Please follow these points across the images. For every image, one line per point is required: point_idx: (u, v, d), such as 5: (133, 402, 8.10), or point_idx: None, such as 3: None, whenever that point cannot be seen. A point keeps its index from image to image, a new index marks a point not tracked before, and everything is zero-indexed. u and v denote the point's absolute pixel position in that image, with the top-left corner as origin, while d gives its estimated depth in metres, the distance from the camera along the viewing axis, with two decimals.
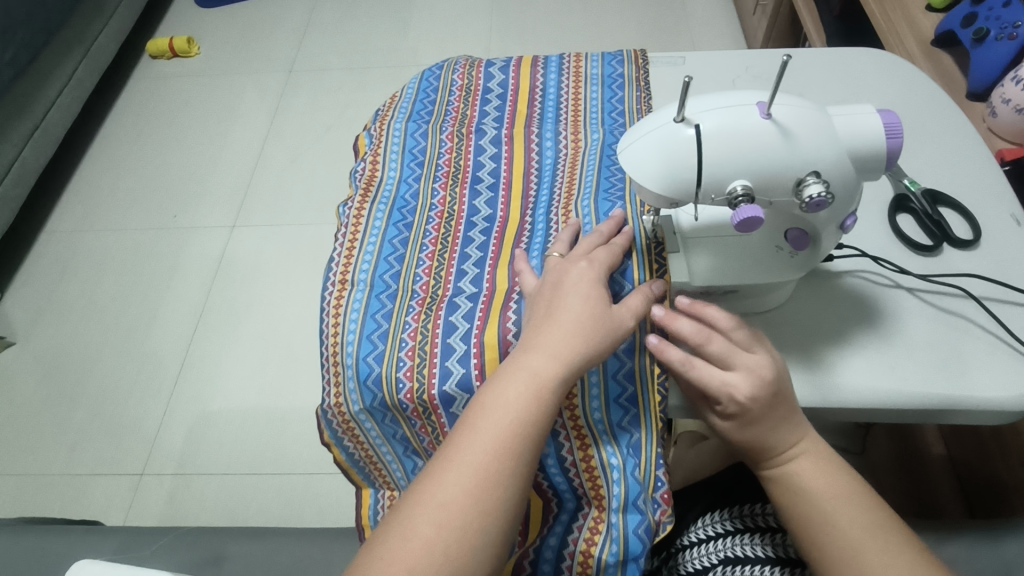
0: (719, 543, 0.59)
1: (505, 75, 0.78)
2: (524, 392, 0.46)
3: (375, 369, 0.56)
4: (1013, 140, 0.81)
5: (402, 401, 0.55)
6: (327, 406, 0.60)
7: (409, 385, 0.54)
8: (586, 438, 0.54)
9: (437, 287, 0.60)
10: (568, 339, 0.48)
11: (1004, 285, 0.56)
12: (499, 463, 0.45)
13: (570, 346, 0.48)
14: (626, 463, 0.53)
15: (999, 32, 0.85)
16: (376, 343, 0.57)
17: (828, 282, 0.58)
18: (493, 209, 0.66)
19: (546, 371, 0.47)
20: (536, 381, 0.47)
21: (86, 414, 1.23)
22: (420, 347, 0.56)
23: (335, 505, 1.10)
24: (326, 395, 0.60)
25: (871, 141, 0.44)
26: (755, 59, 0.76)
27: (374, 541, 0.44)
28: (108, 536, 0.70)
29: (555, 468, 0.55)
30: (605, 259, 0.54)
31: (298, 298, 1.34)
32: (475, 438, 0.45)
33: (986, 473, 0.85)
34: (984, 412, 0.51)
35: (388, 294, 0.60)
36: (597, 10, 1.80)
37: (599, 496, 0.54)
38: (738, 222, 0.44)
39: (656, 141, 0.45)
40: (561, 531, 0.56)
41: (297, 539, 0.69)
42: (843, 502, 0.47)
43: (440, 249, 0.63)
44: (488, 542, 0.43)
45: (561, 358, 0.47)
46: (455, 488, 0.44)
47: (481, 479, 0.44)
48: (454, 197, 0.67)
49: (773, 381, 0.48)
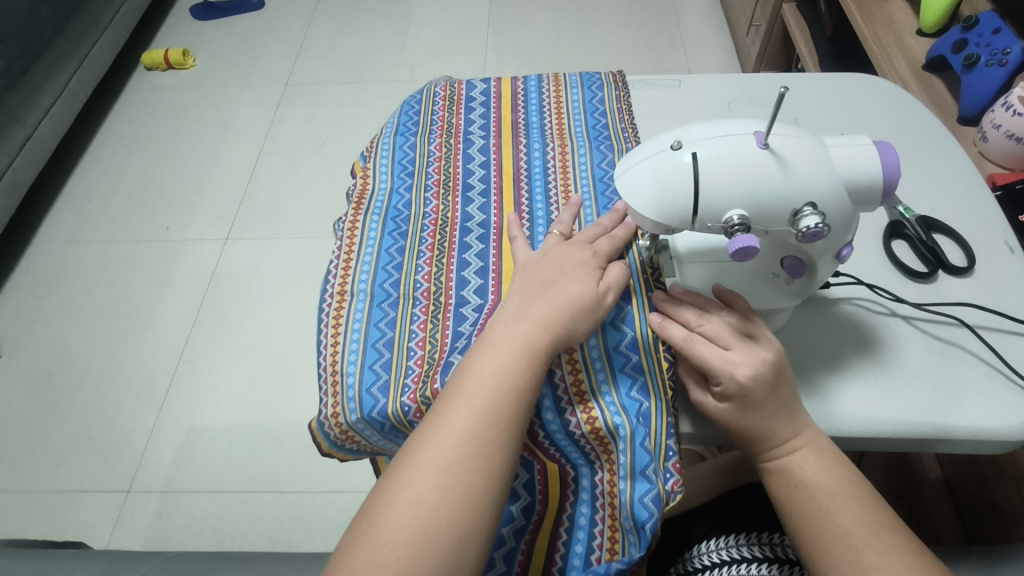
0: (726, 570, 0.58)
1: (487, 85, 0.79)
2: (518, 360, 0.47)
3: (382, 377, 0.56)
4: (1004, 164, 0.82)
5: (405, 404, 0.54)
6: (323, 418, 0.56)
7: (415, 386, 0.54)
8: (584, 391, 0.52)
9: (439, 293, 0.60)
10: (559, 312, 0.49)
11: (1001, 314, 0.56)
12: (497, 427, 0.45)
13: (559, 319, 0.49)
14: (635, 433, 0.50)
15: (988, 58, 0.86)
16: (382, 352, 0.57)
17: (825, 309, 0.58)
18: (487, 215, 0.66)
19: (539, 338, 0.48)
20: (528, 349, 0.48)
21: (72, 428, 1.21)
22: (429, 355, 0.56)
23: (325, 525, 1.09)
24: (322, 407, 0.57)
25: (867, 173, 0.44)
26: (751, 84, 0.76)
27: (376, 505, 0.44)
28: (92, 559, 0.68)
29: (561, 435, 0.52)
30: (608, 249, 0.55)
31: (292, 312, 1.33)
32: (475, 401, 0.46)
33: (980, 495, 0.84)
34: (980, 443, 0.51)
35: (389, 302, 0.60)
36: (592, 28, 1.83)
37: (610, 458, 0.52)
38: (734, 250, 0.43)
39: (654, 168, 0.45)
40: (587, 496, 0.54)
41: (288, 564, 0.68)
42: (829, 489, 0.47)
43: (438, 255, 0.63)
44: (489, 500, 0.44)
45: (551, 330, 0.48)
46: (457, 450, 0.44)
47: (482, 442, 0.45)
48: (447, 206, 0.67)
49: (774, 363, 0.47)
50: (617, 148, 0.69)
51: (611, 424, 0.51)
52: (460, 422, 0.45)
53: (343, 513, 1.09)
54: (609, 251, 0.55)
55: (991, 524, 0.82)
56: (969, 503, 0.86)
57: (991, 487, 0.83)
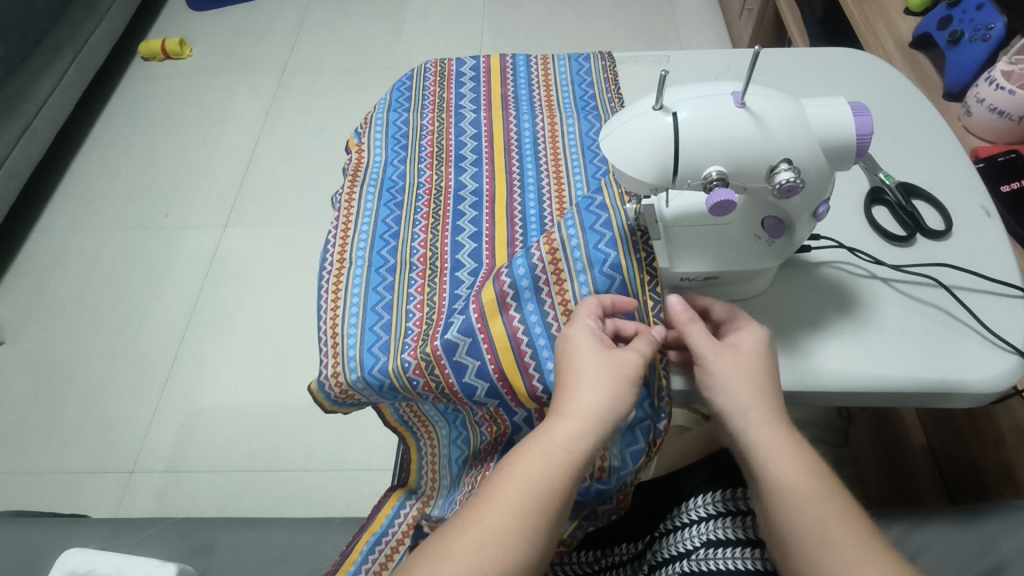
0: (704, 526, 0.58)
1: (476, 60, 0.80)
2: (539, 463, 0.44)
3: (382, 337, 0.58)
4: (986, 138, 0.84)
5: (405, 360, 0.55)
6: (323, 378, 0.58)
7: (414, 344, 0.56)
8: None
9: (435, 258, 0.62)
10: (581, 406, 0.45)
11: (977, 274, 0.58)
12: (519, 530, 0.42)
13: (584, 412, 0.45)
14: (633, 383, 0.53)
15: (972, 34, 0.88)
16: (381, 314, 0.59)
17: (806, 272, 0.60)
18: (479, 183, 0.68)
19: (572, 445, 0.44)
20: (551, 451, 0.44)
21: (76, 411, 1.23)
22: (427, 316, 0.58)
23: (325, 501, 1.11)
24: (323, 368, 0.59)
25: (841, 131, 0.46)
26: (737, 58, 0.77)
27: None
28: (99, 526, 0.71)
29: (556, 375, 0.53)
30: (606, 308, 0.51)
31: (291, 295, 1.35)
32: (497, 509, 0.43)
33: (963, 462, 0.84)
34: (958, 395, 0.52)
35: (387, 268, 0.62)
36: (586, 13, 1.84)
37: None
38: (712, 205, 0.45)
39: (635, 129, 0.46)
40: None
41: (287, 529, 0.70)
42: (808, 487, 0.46)
43: (433, 223, 0.65)
44: None
45: (576, 427, 0.45)
46: (476, 556, 0.41)
47: (511, 543, 0.42)
48: (440, 176, 0.69)
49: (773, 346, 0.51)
50: (604, 117, 0.71)
51: None
52: (482, 526, 0.42)
53: (343, 488, 1.12)
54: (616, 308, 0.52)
55: (972, 486, 0.82)
56: (953, 469, 0.86)
57: (975, 452, 0.83)
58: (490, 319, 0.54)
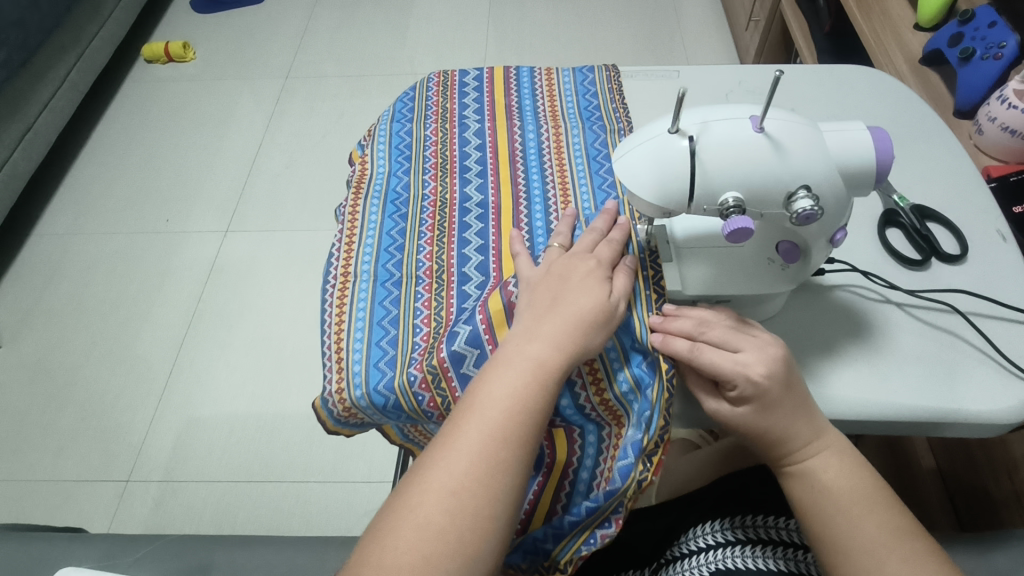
0: (713, 554, 0.57)
1: (479, 71, 0.80)
2: (525, 379, 0.45)
3: (389, 352, 0.57)
4: (999, 157, 0.83)
5: (412, 374, 0.54)
6: (327, 394, 0.57)
7: (421, 357, 0.55)
8: (598, 373, 0.52)
9: (442, 270, 0.61)
10: (569, 329, 0.47)
11: (993, 300, 0.57)
12: (505, 449, 0.43)
13: (570, 335, 0.47)
14: (630, 359, 0.52)
15: (984, 52, 0.87)
16: (388, 329, 0.58)
17: (819, 296, 0.59)
18: (484, 195, 0.66)
19: (553, 362, 0.46)
20: (539, 370, 0.46)
21: (72, 418, 1.21)
22: (434, 330, 0.57)
23: (322, 515, 1.09)
24: (327, 385, 0.57)
25: (860, 157, 0.45)
26: (748, 74, 0.77)
27: (383, 523, 0.42)
28: (94, 543, 0.70)
29: (572, 412, 0.53)
30: (609, 255, 0.53)
31: (292, 303, 1.34)
32: (486, 423, 0.44)
33: (971, 485, 0.85)
34: (975, 426, 0.51)
35: (393, 282, 0.61)
36: (592, 22, 1.84)
37: (617, 416, 0.53)
38: (728, 232, 0.44)
39: (651, 152, 0.45)
40: (593, 452, 0.54)
41: (286, 549, 0.69)
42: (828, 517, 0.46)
43: (438, 235, 0.63)
44: (498, 525, 0.42)
45: (564, 348, 0.46)
46: (462, 469, 0.42)
47: (495, 465, 0.43)
48: (444, 187, 0.68)
49: (783, 360, 0.47)
50: (609, 128, 0.71)
51: (605, 353, 0.52)
52: (469, 440, 0.43)
53: (342, 502, 1.10)
54: (611, 259, 0.53)
55: (980, 509, 0.83)
56: (960, 491, 0.87)
57: (983, 477, 0.84)
58: (497, 332, 0.54)
